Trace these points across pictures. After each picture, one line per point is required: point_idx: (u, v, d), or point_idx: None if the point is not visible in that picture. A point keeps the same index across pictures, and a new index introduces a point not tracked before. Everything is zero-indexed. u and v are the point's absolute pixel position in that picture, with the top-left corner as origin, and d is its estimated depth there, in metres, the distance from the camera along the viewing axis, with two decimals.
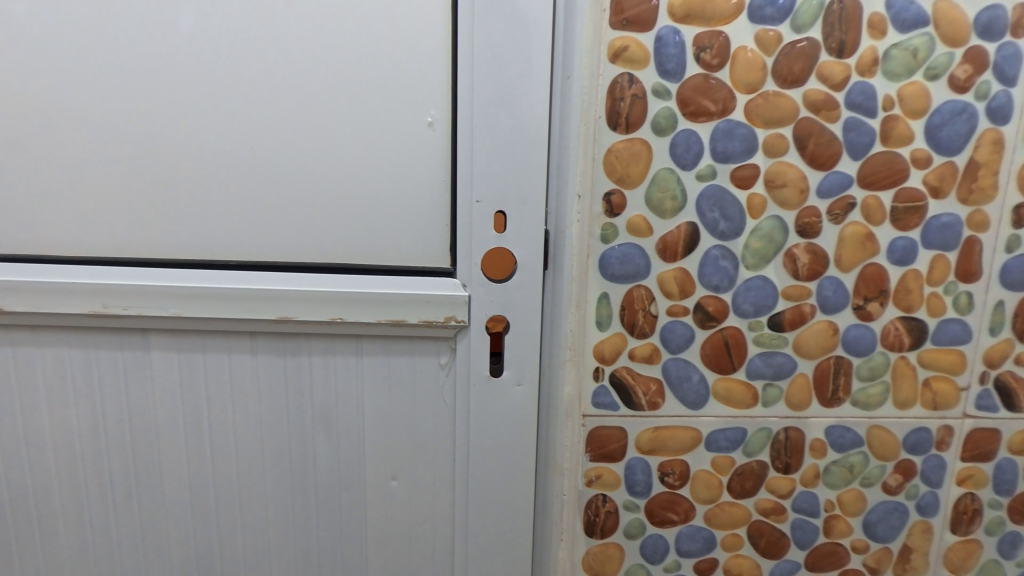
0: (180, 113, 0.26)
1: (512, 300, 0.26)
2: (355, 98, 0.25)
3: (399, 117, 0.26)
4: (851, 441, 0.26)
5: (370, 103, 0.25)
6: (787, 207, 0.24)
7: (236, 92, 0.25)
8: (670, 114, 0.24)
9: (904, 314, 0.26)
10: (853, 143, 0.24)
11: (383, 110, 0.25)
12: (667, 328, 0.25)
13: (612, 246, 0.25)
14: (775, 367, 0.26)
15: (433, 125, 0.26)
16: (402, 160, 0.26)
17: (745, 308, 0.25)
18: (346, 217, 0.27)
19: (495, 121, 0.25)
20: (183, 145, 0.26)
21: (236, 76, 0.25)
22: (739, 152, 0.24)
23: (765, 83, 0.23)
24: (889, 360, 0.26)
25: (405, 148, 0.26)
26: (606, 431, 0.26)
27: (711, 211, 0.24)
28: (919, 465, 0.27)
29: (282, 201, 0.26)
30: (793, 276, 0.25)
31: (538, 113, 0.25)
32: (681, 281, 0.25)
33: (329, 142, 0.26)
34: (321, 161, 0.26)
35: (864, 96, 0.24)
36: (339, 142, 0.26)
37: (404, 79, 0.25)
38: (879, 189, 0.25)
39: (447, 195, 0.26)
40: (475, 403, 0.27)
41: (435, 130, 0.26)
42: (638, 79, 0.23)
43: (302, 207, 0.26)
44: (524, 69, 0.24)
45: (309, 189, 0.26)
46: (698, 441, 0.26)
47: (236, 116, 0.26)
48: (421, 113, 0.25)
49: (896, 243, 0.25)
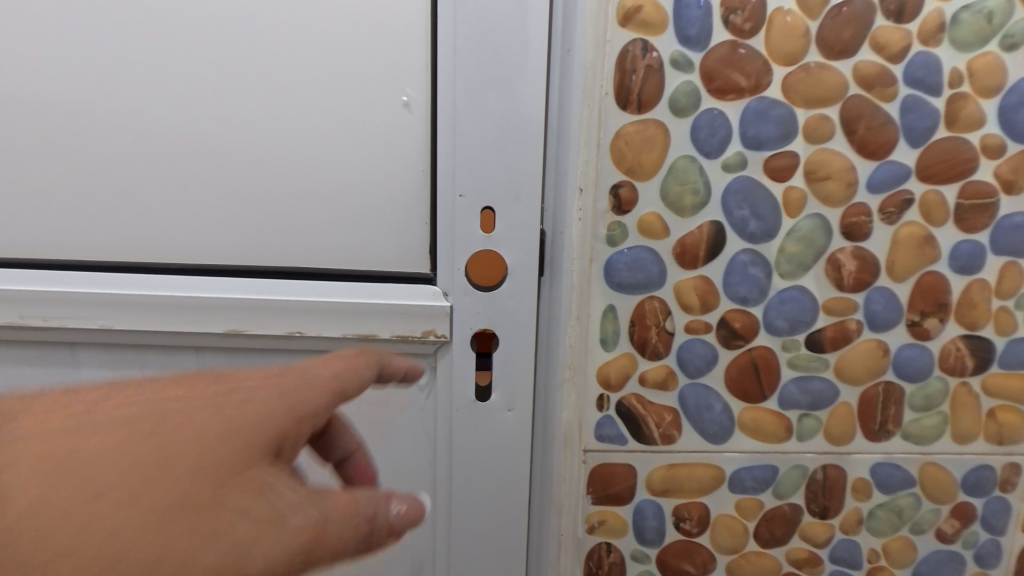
0: (105, 86, 0.21)
1: (502, 311, 0.22)
2: (317, 69, 0.21)
3: (370, 91, 0.21)
4: (900, 481, 0.22)
5: (335, 79, 0.21)
6: (831, 204, 0.20)
7: (173, 61, 0.21)
8: (691, 91, 0.19)
9: (966, 333, 0.21)
10: (911, 127, 0.20)
11: (351, 83, 0.21)
12: (684, 349, 0.21)
13: (620, 249, 0.21)
14: (813, 395, 0.21)
15: (409, 106, 0.22)
16: (373, 147, 0.22)
17: (778, 324, 0.21)
18: (309, 212, 0.22)
19: (482, 100, 0.21)
20: (110, 126, 0.22)
21: (172, 41, 0.21)
22: (773, 137, 0.20)
23: (807, 53, 0.19)
24: (948, 387, 0.22)
25: (376, 133, 0.22)
26: (611, 468, 0.22)
27: (739, 208, 0.20)
28: (979, 509, 0.23)
29: (231, 192, 0.22)
30: (836, 287, 0.21)
31: (533, 90, 0.20)
32: (702, 291, 0.21)
33: (285, 126, 0.22)
34: (278, 145, 0.22)
35: (926, 69, 0.20)
36: (298, 123, 0.22)
37: (376, 47, 0.21)
38: (941, 182, 0.20)
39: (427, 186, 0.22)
40: (457, 432, 0.23)
41: (412, 112, 0.22)
42: (653, 48, 0.19)
43: (255, 199, 0.22)
44: (518, 33, 0.20)
45: (264, 177, 0.22)
46: (720, 481, 0.22)
47: (173, 92, 0.21)
48: (396, 91, 0.21)
49: (960, 248, 0.21)
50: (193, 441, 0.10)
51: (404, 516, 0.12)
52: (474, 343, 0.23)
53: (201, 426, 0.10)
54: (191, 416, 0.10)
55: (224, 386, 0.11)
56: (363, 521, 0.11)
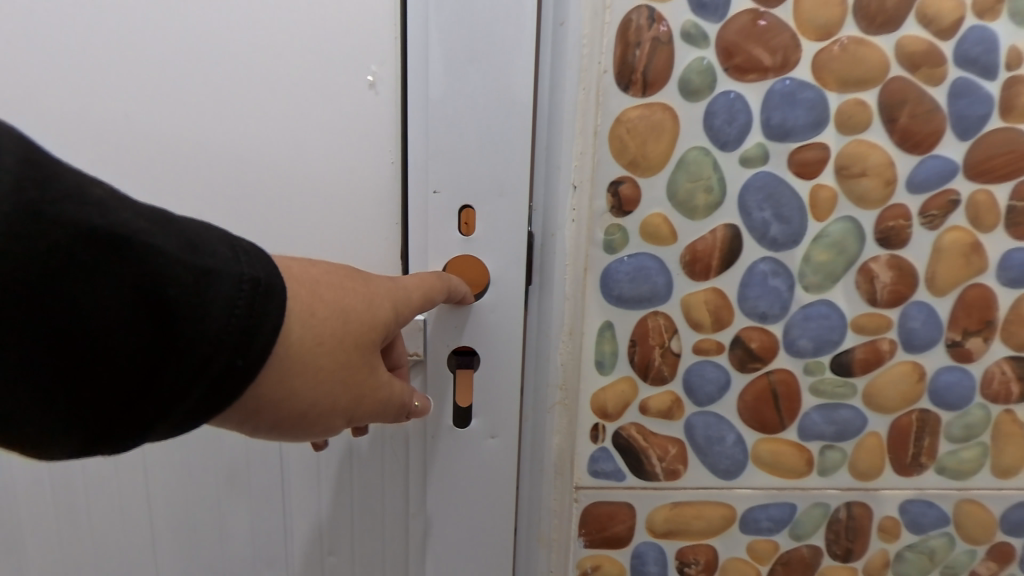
0: None
1: (484, 324, 0.19)
2: (261, 33, 0.17)
3: (325, 60, 0.18)
4: (933, 520, 0.20)
5: (286, 49, 0.18)
6: (867, 205, 0.17)
7: (77, 19, 0.17)
8: (706, 69, 0.16)
9: (1014, 355, 0.19)
10: (962, 115, 0.17)
11: (302, 52, 0.18)
12: (693, 372, 0.18)
13: (620, 257, 0.17)
14: (839, 425, 0.19)
15: (375, 86, 0.18)
16: (333, 133, 0.18)
17: (802, 345, 0.18)
18: (252, 208, 0.19)
19: (462, 75, 0.17)
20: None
21: None
22: (802, 125, 0.17)
23: (844, 25, 0.16)
24: (990, 415, 0.19)
25: (334, 116, 0.18)
26: (606, 508, 0.19)
27: (759, 209, 0.17)
28: (1020, 551, 0.20)
29: (156, 182, 0.18)
30: (870, 302, 0.18)
31: (523, 60, 0.17)
32: (715, 306, 0.18)
33: (224, 107, 0.18)
34: (216, 127, 0.18)
35: (982, 46, 0.17)
36: (237, 99, 0.18)
37: (333, 6, 0.17)
38: (993, 181, 0.18)
39: (397, 180, 0.19)
40: (432, 461, 0.20)
41: (378, 92, 0.18)
42: (661, 17, 0.16)
43: (187, 190, 0.19)
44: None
45: (197, 164, 0.18)
46: (731, 521, 0.19)
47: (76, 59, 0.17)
48: (359, 66, 0.18)
49: (1011, 257, 0.18)
50: (299, 340, 0.12)
51: (417, 409, 0.16)
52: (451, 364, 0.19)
53: (314, 325, 0.12)
54: (309, 317, 0.12)
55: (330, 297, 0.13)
56: (396, 413, 0.15)
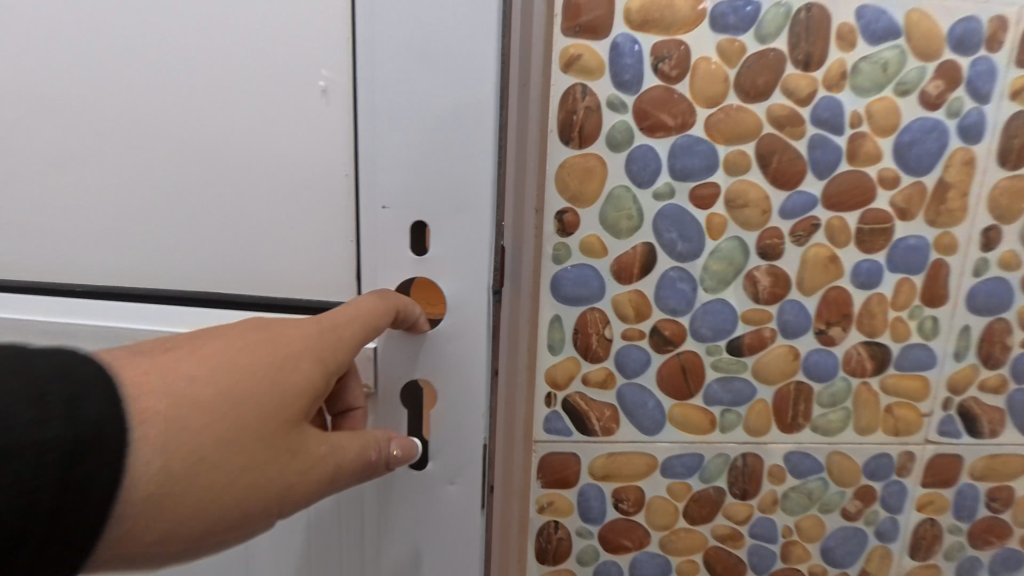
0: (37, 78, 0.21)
1: (443, 358, 0.21)
2: (230, 66, 0.20)
3: (284, 71, 0.20)
4: (810, 468, 0.26)
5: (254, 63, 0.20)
6: (749, 228, 0.23)
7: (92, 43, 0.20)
8: (627, 128, 0.22)
9: (867, 340, 0.25)
10: (819, 161, 0.23)
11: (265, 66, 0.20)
12: (622, 353, 0.24)
13: (566, 267, 0.23)
14: (734, 393, 0.25)
15: (328, 91, 0.20)
16: (296, 139, 0.20)
17: (703, 332, 0.24)
18: (228, 213, 0.21)
19: (408, 83, 0.19)
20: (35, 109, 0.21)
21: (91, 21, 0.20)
22: (698, 169, 0.23)
23: (727, 96, 0.22)
24: (851, 386, 0.25)
25: (298, 123, 0.20)
26: (558, 457, 0.25)
27: (668, 231, 0.23)
28: (879, 492, 0.26)
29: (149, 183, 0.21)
30: (754, 299, 0.24)
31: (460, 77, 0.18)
32: (638, 303, 0.24)
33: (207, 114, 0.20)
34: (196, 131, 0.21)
35: (830, 111, 0.23)
36: (213, 109, 0.20)
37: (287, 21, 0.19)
38: (844, 210, 0.23)
39: (350, 191, 0.20)
40: (392, 502, 0.22)
41: (332, 97, 0.20)
42: (593, 91, 0.22)
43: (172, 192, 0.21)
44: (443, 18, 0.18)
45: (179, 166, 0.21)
46: (654, 467, 0.25)
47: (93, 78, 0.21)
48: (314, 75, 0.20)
49: (861, 266, 0.24)
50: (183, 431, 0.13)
51: (394, 461, 0.19)
52: (408, 397, 0.21)
53: (182, 420, 0.13)
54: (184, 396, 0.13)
55: (197, 368, 0.14)
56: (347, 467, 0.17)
